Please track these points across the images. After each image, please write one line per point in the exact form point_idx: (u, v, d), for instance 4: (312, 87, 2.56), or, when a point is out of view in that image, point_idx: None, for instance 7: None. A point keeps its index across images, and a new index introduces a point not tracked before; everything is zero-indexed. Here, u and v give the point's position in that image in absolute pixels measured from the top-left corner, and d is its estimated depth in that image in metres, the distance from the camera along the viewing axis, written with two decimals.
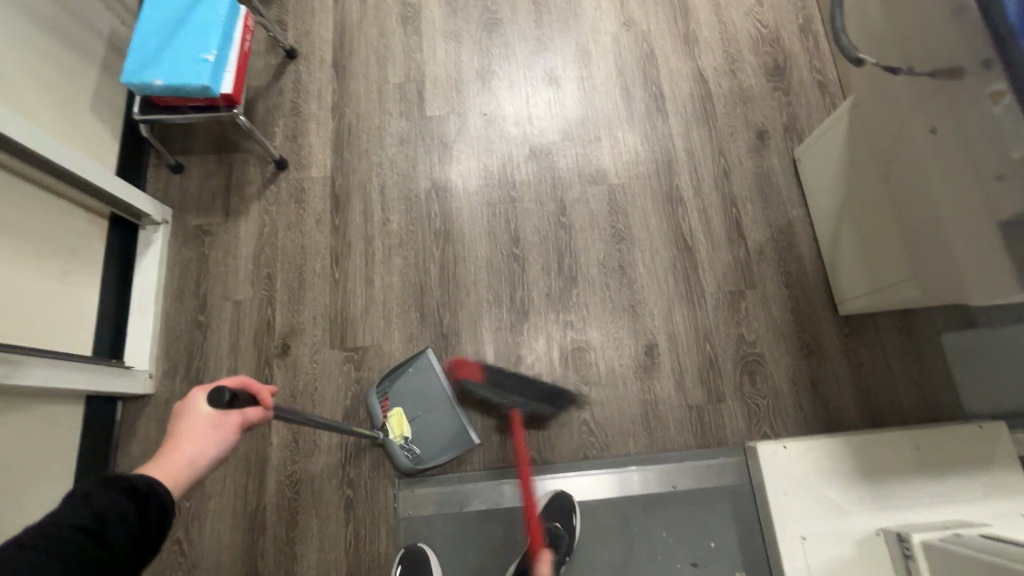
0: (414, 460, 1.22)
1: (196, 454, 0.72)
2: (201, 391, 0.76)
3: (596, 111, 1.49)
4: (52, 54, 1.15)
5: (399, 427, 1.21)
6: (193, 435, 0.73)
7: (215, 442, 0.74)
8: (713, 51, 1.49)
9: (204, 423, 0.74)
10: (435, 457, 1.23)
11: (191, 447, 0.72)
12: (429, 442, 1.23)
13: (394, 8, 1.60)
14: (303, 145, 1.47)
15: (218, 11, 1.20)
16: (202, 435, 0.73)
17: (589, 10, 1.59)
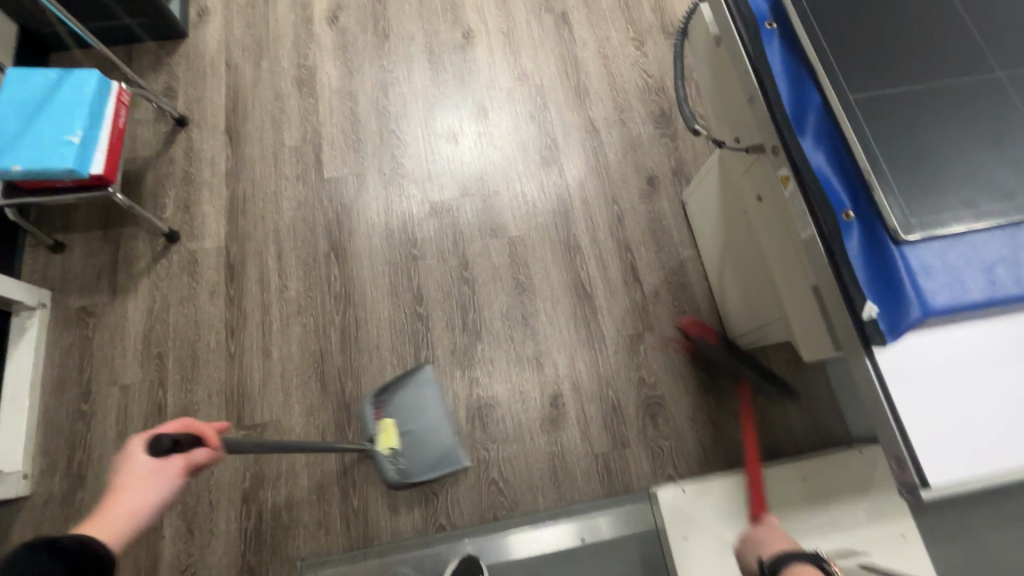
0: (406, 477, 1.21)
1: (136, 509, 0.62)
2: (138, 437, 0.65)
3: (493, 166, 1.54)
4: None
5: (388, 439, 1.22)
6: (134, 485, 0.63)
7: (159, 489, 0.64)
8: (603, 102, 1.62)
9: (143, 473, 0.64)
10: (424, 473, 1.22)
11: (133, 499, 0.63)
12: (419, 457, 1.22)
13: (289, 71, 1.61)
14: (195, 215, 1.44)
15: (84, 91, 1.18)
16: (145, 483, 0.63)
17: (483, 65, 1.65)
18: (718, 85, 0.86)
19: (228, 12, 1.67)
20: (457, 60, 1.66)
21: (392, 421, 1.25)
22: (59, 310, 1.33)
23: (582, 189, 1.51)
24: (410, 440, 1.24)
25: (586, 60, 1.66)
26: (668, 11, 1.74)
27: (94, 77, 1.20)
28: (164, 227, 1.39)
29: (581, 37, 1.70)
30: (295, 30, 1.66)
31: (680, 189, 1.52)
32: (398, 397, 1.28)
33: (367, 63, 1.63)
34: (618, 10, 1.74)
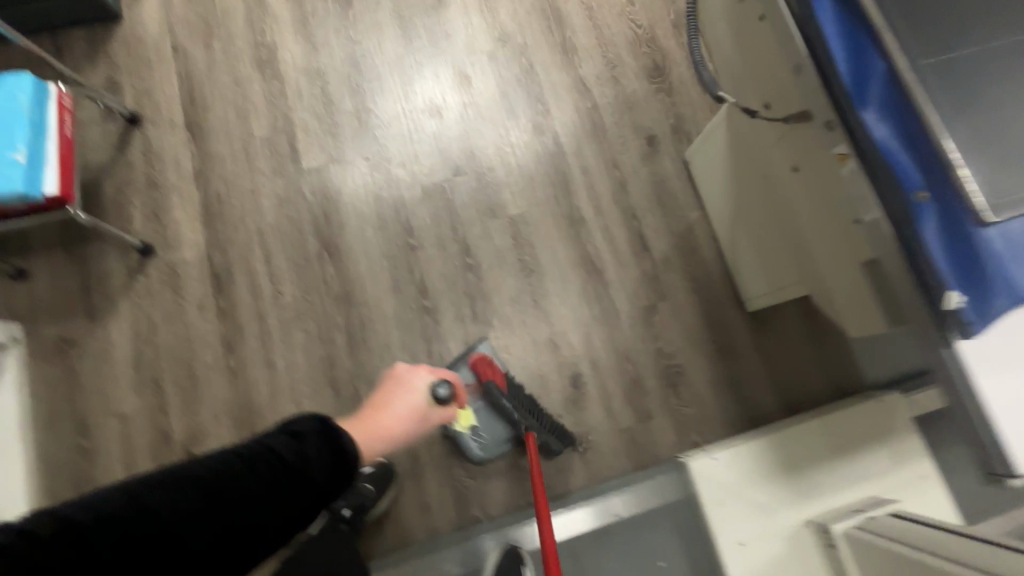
0: (486, 451, 1.19)
1: (396, 434, 0.76)
2: (423, 374, 0.85)
3: (483, 139, 1.44)
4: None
5: (465, 418, 1.16)
6: (401, 407, 0.79)
7: (412, 426, 0.79)
8: (593, 58, 1.51)
9: (417, 403, 0.81)
10: (502, 444, 1.19)
11: (393, 419, 0.77)
12: (497, 431, 1.19)
13: (246, 50, 1.46)
14: (167, 224, 1.32)
15: (20, 100, 1.04)
16: (409, 409, 0.80)
17: (460, 26, 1.52)
18: (744, 45, 0.79)
19: None
20: (430, 22, 1.52)
21: (464, 399, 1.17)
22: (35, 341, 1.23)
23: (579, 157, 1.44)
24: (484, 414, 1.19)
25: (569, 13, 1.54)
26: None
27: (28, 81, 1.05)
28: (136, 241, 1.27)
29: None
30: (245, 2, 1.49)
31: (681, 147, 1.45)
32: (467, 372, 1.19)
33: (332, 34, 1.48)
34: None
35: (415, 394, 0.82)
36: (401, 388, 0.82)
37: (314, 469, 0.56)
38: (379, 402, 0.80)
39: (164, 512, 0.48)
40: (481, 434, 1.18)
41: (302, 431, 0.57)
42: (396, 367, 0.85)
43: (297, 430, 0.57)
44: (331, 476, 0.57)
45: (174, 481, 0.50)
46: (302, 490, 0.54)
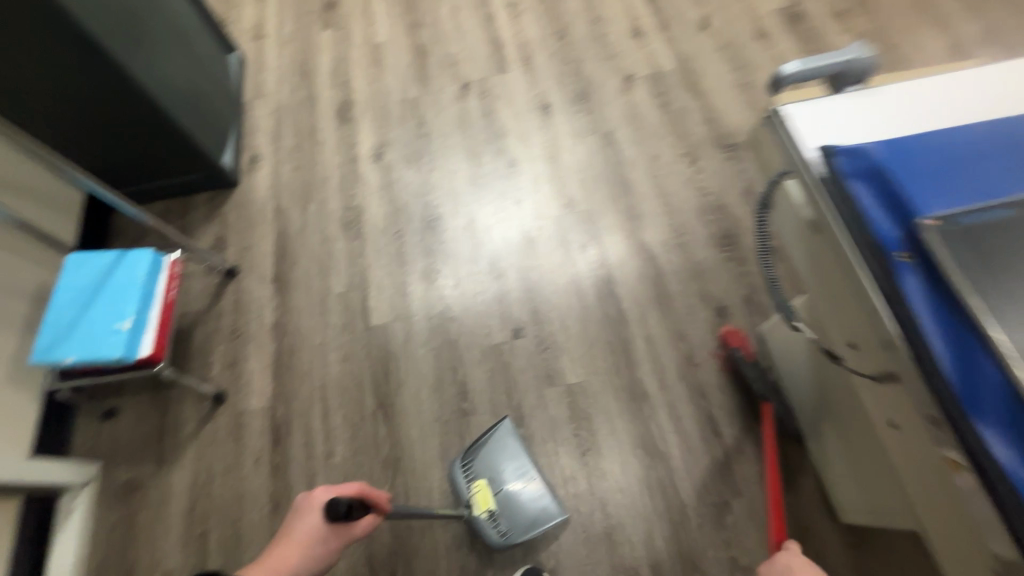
0: (503, 544, 1.15)
1: (301, 563, 0.90)
2: (320, 494, 0.96)
3: (545, 303, 1.44)
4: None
5: (483, 501, 1.17)
6: (302, 531, 0.93)
7: (317, 550, 0.92)
8: (659, 224, 1.52)
9: (314, 524, 0.93)
10: (524, 534, 1.15)
11: (296, 555, 0.90)
12: (517, 517, 1.16)
13: (336, 213, 1.61)
14: (242, 372, 1.39)
15: (138, 272, 1.18)
16: (307, 533, 0.92)
17: (529, 191, 1.61)
18: (820, 272, 0.74)
19: (278, 156, 1.72)
20: (503, 188, 1.62)
21: (484, 481, 1.20)
22: (105, 483, 1.28)
23: (643, 325, 1.39)
24: (505, 498, 1.18)
25: (636, 181, 1.59)
26: (720, 122, 1.66)
27: (148, 257, 1.20)
28: (211, 390, 1.35)
29: (629, 157, 1.63)
30: (341, 170, 1.68)
31: (753, 320, 1.38)
32: (483, 458, 1.22)
33: (413, 199, 1.62)
34: (666, 125, 1.67)
35: (314, 515, 0.94)
36: (306, 515, 0.94)
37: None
38: (282, 533, 0.94)
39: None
40: (504, 524, 1.16)
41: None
42: (301, 494, 0.98)
43: None
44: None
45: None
46: None
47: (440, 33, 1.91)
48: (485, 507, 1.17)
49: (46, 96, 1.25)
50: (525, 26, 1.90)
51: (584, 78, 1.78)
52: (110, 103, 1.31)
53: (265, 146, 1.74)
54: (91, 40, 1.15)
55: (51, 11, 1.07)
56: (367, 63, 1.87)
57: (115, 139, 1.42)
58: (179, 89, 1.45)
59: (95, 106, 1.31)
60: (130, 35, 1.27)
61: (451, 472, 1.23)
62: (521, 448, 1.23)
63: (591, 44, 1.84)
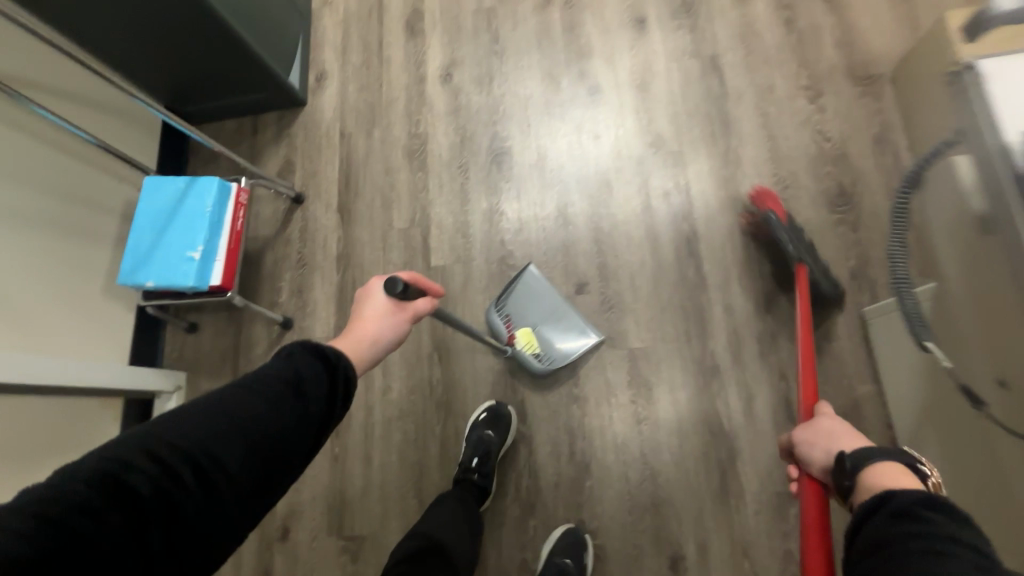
0: (547, 368, 1.23)
1: (377, 338, 0.90)
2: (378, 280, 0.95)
3: (615, 257, 1.32)
4: (53, 247, 1.21)
5: (528, 343, 1.24)
6: (372, 309, 0.92)
7: (391, 322, 0.92)
8: (760, 175, 1.30)
9: (381, 306, 0.92)
10: (562, 355, 1.23)
11: (372, 328, 0.90)
12: (555, 342, 1.24)
13: (401, 139, 1.52)
14: (308, 301, 1.43)
15: (206, 200, 1.19)
16: (377, 309, 0.92)
17: (610, 125, 1.42)
18: None
19: (345, 74, 1.62)
20: (580, 121, 1.44)
21: (526, 326, 1.26)
22: (191, 391, 1.41)
23: (724, 292, 1.24)
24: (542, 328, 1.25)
25: (740, 120, 1.35)
26: (859, 45, 1.34)
27: (215, 185, 1.20)
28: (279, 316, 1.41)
29: (736, 88, 1.37)
30: (408, 92, 1.55)
31: (858, 299, 1.19)
32: (518, 296, 1.27)
33: (481, 129, 1.48)
34: (788, 48, 1.38)
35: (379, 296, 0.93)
36: (371, 297, 0.94)
37: (307, 382, 0.63)
38: (353, 318, 0.92)
39: (239, 414, 0.57)
40: (544, 352, 1.24)
41: (290, 351, 0.65)
42: (364, 283, 0.96)
43: (244, 385, 0.60)
44: (329, 387, 0.65)
45: (199, 416, 0.56)
46: (306, 412, 0.61)
47: None
48: (530, 346, 1.24)
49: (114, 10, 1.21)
50: None
51: None
52: (174, 18, 1.26)
53: (332, 62, 1.64)
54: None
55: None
56: None
57: (184, 56, 1.39)
58: (246, 4, 1.36)
59: (159, 22, 1.27)
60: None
61: (489, 319, 1.26)
62: (552, 287, 1.28)
63: None
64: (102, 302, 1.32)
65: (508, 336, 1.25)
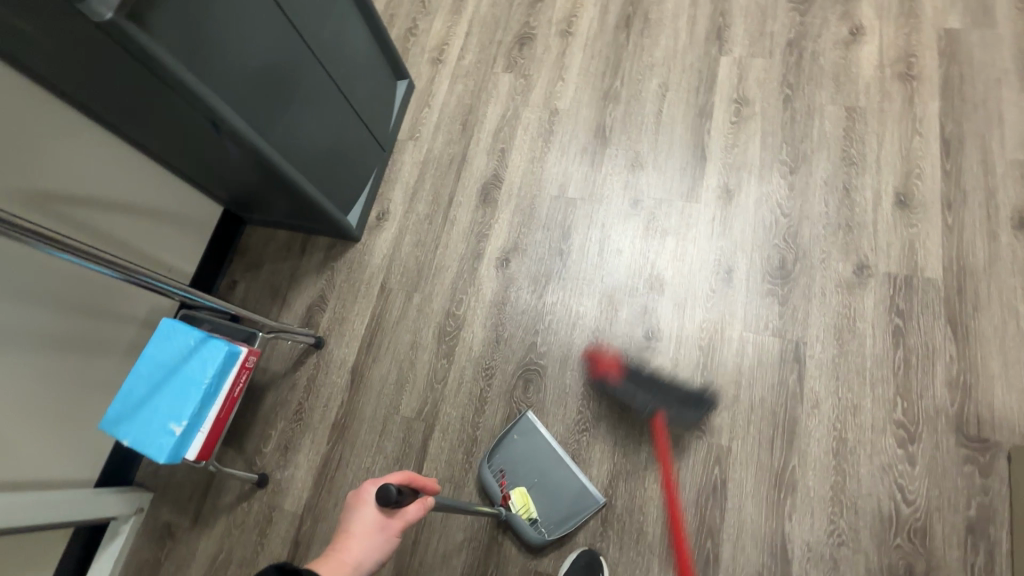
0: (546, 539, 1.15)
1: (361, 560, 0.76)
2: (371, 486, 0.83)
3: (618, 548, 1.14)
4: (51, 365, 1.17)
5: (524, 506, 1.17)
6: (359, 524, 0.79)
7: (378, 540, 0.79)
8: (814, 515, 1.09)
9: (369, 519, 0.80)
10: (562, 526, 1.15)
11: (356, 549, 0.77)
12: (555, 510, 1.16)
13: (437, 315, 1.43)
14: (290, 463, 1.34)
15: (209, 367, 1.12)
16: (366, 524, 0.80)
17: (659, 382, 1.25)
18: None
19: (405, 221, 1.55)
20: (627, 366, 1.27)
21: (523, 486, 1.19)
22: (151, 516, 1.36)
23: None
24: (539, 492, 1.18)
25: (809, 435, 1.14)
26: (978, 395, 1.12)
27: (224, 352, 1.13)
28: (254, 474, 1.31)
29: (815, 392, 1.17)
30: (460, 265, 1.47)
31: None
32: (513, 448, 1.22)
33: (520, 333, 1.36)
34: (889, 365, 1.17)
35: (365, 509, 0.80)
36: (358, 508, 0.81)
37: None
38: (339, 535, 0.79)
39: None
40: (542, 520, 1.16)
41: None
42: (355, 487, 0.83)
43: None
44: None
45: None
46: None
47: (634, 118, 1.53)
48: (525, 511, 1.17)
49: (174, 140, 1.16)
50: (746, 142, 1.43)
51: (797, 247, 1.30)
52: (242, 165, 1.22)
53: (398, 203, 1.58)
54: (209, 110, 1.00)
55: (158, 75, 0.92)
56: (536, 133, 1.57)
57: (249, 186, 1.36)
58: (313, 152, 1.30)
59: (227, 164, 1.23)
60: (264, 96, 1.11)
61: (484, 475, 1.22)
62: (550, 443, 1.20)
63: (827, 198, 1.33)
64: (87, 415, 1.27)
65: (502, 497, 1.19)
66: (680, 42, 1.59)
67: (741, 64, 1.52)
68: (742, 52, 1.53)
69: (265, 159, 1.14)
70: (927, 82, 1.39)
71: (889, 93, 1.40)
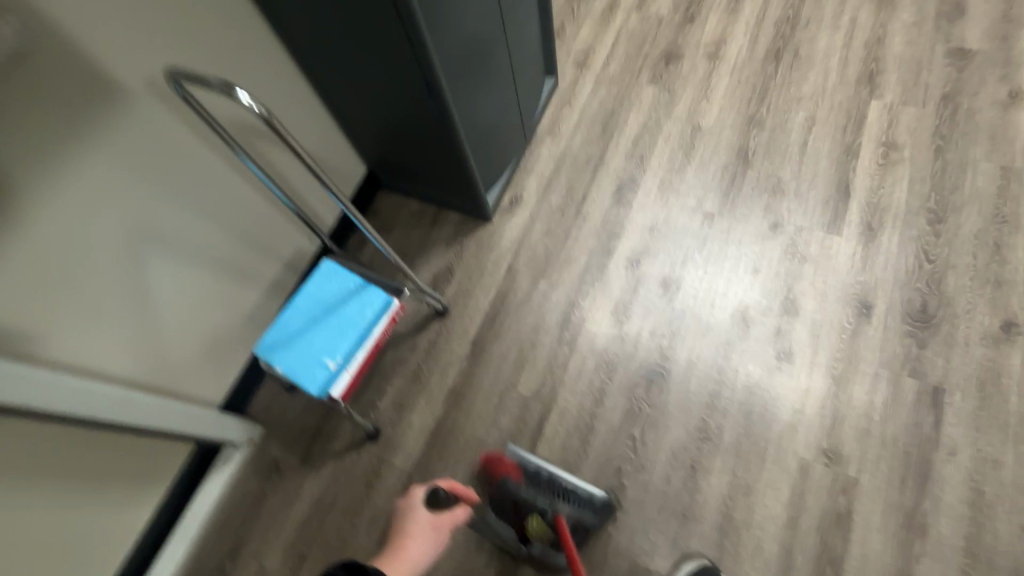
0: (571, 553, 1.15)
1: None
2: None
3: (732, 560, 1.14)
4: (212, 283, 1.22)
5: (540, 529, 1.15)
6: None
7: None
8: (945, 562, 1.07)
9: None
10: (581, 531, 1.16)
11: None
12: (568, 521, 1.17)
13: (561, 303, 1.45)
14: (403, 421, 1.37)
15: (367, 312, 1.17)
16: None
17: (788, 405, 1.24)
18: None
19: (538, 209, 1.59)
20: (755, 383, 1.28)
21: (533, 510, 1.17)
22: (260, 449, 1.39)
23: None
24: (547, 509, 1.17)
25: (944, 481, 1.13)
26: None
27: (382, 300, 1.19)
28: (370, 424, 1.34)
29: (952, 440, 1.16)
30: (589, 259, 1.50)
31: None
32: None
33: (645, 334, 1.38)
34: None
35: None
36: None
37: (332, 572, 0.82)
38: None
39: None
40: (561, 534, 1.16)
41: None
42: None
43: None
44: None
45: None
46: None
47: (777, 146, 1.55)
48: (546, 533, 1.15)
49: (367, 88, 1.22)
50: (892, 185, 1.44)
51: (940, 295, 1.30)
52: (421, 129, 1.28)
53: (532, 192, 1.62)
54: (430, 71, 1.06)
55: (407, 30, 0.98)
56: (675, 145, 1.61)
57: (409, 151, 1.42)
58: (479, 126, 1.35)
59: (406, 126, 1.29)
60: (465, 66, 1.17)
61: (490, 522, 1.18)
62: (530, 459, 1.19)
63: (976, 251, 1.33)
64: (227, 340, 1.31)
65: (516, 530, 1.16)
66: (829, 81, 1.62)
67: (892, 109, 1.54)
68: (894, 99, 1.56)
69: (450, 122, 1.20)
70: None
71: None
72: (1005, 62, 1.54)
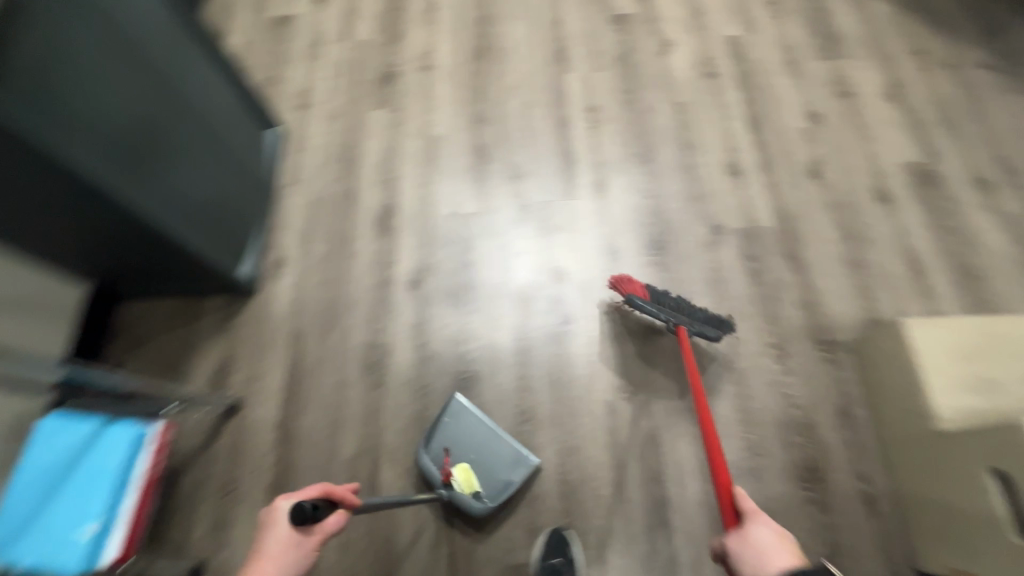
0: (489, 507, 1.21)
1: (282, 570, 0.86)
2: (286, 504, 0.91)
3: (581, 518, 1.23)
4: None
5: (466, 482, 1.22)
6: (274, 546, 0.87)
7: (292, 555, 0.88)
8: (731, 436, 1.28)
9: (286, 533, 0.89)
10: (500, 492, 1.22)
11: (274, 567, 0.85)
12: (495, 479, 1.24)
13: (358, 349, 1.41)
14: (228, 541, 1.23)
15: (118, 457, 1.10)
16: (284, 540, 0.88)
17: (582, 361, 1.37)
18: None
19: (305, 264, 1.52)
20: (553, 352, 1.39)
21: (465, 463, 1.25)
22: None
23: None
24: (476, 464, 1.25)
25: (712, 372, 1.34)
26: (820, 309, 1.40)
27: (133, 437, 1.12)
28: (186, 565, 1.18)
29: (707, 336, 1.38)
30: (372, 296, 1.47)
31: None
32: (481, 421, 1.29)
33: (446, 347, 1.40)
34: (754, 300, 1.42)
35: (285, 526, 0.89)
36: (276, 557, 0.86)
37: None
38: (252, 553, 0.87)
39: None
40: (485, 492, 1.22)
41: None
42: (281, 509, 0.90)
43: None
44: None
45: None
46: None
47: (506, 135, 1.68)
48: (468, 486, 1.22)
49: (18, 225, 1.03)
50: (604, 143, 1.65)
51: (664, 222, 1.53)
52: (111, 239, 1.14)
53: (293, 248, 1.54)
54: (83, 178, 0.97)
55: (26, 144, 0.88)
56: (419, 160, 1.65)
57: (111, 262, 1.26)
58: (188, 205, 1.23)
59: (92, 241, 1.14)
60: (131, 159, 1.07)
61: (420, 462, 1.26)
62: (480, 420, 1.28)
63: (678, 177, 1.59)
64: None
65: (443, 476, 1.23)
66: (530, 66, 1.79)
67: (585, 78, 1.76)
68: (584, 68, 1.77)
69: (139, 219, 1.09)
70: (726, 77, 1.73)
71: (702, 89, 1.72)
72: (652, 18, 1.85)
